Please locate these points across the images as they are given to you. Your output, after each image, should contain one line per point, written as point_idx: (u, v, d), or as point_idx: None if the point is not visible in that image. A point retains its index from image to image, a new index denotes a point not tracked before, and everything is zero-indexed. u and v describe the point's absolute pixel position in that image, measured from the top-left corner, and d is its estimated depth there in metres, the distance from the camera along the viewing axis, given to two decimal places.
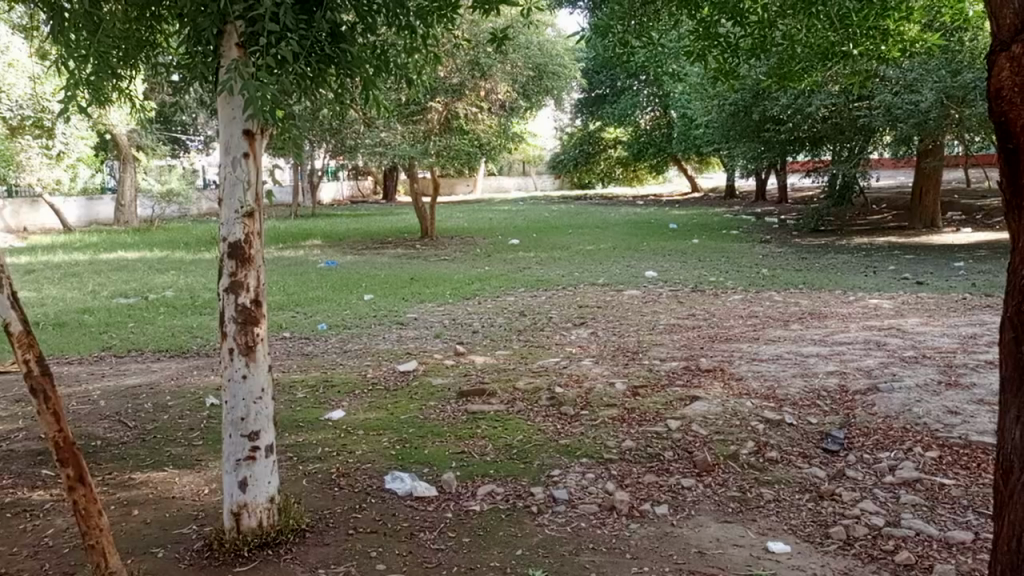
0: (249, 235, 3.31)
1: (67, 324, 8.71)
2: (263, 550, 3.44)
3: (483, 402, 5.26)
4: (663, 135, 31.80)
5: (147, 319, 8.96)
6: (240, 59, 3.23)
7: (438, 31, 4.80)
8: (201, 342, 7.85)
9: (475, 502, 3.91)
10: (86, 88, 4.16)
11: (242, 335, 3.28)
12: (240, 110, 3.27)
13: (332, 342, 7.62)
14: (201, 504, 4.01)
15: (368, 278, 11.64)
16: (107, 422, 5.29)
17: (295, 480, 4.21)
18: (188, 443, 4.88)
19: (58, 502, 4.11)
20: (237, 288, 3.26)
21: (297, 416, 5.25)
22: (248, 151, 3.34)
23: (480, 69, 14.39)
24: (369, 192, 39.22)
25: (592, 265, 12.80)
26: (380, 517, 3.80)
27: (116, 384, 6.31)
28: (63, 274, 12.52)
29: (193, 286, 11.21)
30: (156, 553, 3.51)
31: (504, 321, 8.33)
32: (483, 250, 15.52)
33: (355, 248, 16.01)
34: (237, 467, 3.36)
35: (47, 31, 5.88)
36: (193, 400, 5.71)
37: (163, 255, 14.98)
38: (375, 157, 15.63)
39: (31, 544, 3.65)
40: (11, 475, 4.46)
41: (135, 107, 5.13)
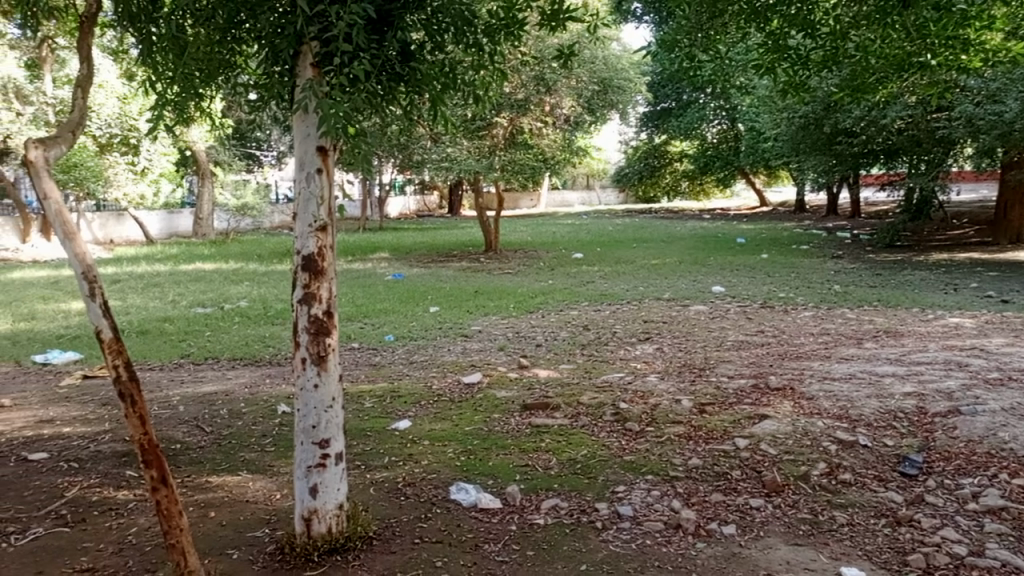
0: (322, 248, 3.42)
1: (149, 332, 9.11)
2: (331, 557, 3.51)
3: (546, 416, 5.27)
4: (731, 148, 31.40)
5: (222, 328, 9.31)
6: (315, 78, 3.38)
7: (505, 49, 4.84)
8: (273, 351, 8.11)
9: (539, 516, 3.91)
10: (170, 107, 4.43)
11: (314, 345, 3.38)
12: (315, 127, 3.40)
13: (398, 353, 7.77)
14: (274, 508, 4.13)
15: (433, 291, 11.81)
16: (185, 426, 5.50)
17: (362, 489, 4.29)
18: (260, 449, 5.04)
19: (141, 502, 4.30)
20: (311, 299, 3.38)
21: (363, 425, 5.35)
22: (321, 167, 3.46)
23: (544, 85, 14.47)
24: (435, 206, 39.75)
25: (656, 280, 12.68)
26: (445, 527, 3.83)
27: (193, 390, 6.56)
28: (147, 284, 13.12)
29: (266, 297, 11.57)
30: (231, 555, 3.62)
31: (567, 335, 8.32)
32: (547, 264, 15.51)
33: (421, 261, 16.31)
34: (307, 473, 3.45)
35: (135, 54, 6.27)
36: (265, 408, 5.91)
37: (237, 267, 15.57)
38: (440, 172, 15.79)
39: (117, 541, 3.83)
40: (98, 475, 4.67)
41: (213, 126, 5.40)
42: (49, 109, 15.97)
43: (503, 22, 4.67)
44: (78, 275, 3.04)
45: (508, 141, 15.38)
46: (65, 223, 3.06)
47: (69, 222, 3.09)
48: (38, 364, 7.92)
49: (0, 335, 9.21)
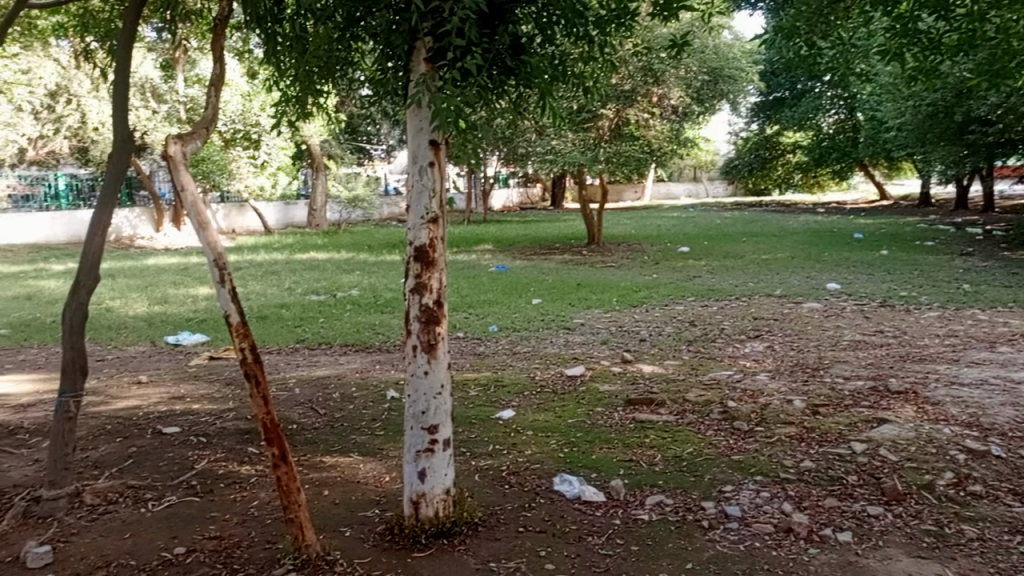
0: (433, 239, 3.50)
1: (269, 317, 9.61)
2: (438, 540, 3.60)
3: (651, 411, 5.21)
4: (849, 139, 29.86)
5: (335, 315, 9.71)
6: (429, 73, 3.47)
7: (615, 40, 4.80)
8: (382, 338, 8.39)
9: (644, 511, 3.88)
10: (294, 104, 4.70)
11: (424, 333, 3.48)
12: (427, 121, 3.48)
13: (502, 343, 7.87)
14: (384, 490, 4.28)
15: (537, 283, 11.86)
16: (301, 408, 5.78)
17: (467, 475, 4.37)
18: (370, 432, 5.23)
19: (262, 478, 4.56)
20: (422, 289, 3.47)
21: (468, 413, 5.45)
22: (433, 160, 3.55)
23: (652, 76, 14.23)
24: (538, 199, 39.82)
25: (766, 275, 12.26)
26: (549, 517, 3.86)
27: (309, 374, 6.89)
28: (265, 272, 13.82)
29: (375, 286, 11.97)
30: (344, 532, 3.78)
31: (672, 331, 8.19)
32: (652, 257, 15.27)
33: (524, 253, 16.43)
34: (416, 458, 3.55)
35: (257, 53, 6.64)
36: (375, 393, 6.14)
37: (348, 257, 16.16)
38: (545, 165, 15.81)
39: (241, 512, 4.08)
40: (224, 449, 4.99)
41: (329, 119, 5.66)
42: (181, 107, 17.11)
43: (614, 12, 4.63)
44: (210, 262, 3.24)
45: (614, 133, 15.21)
46: (199, 213, 3.27)
47: (203, 212, 3.30)
48: (170, 345, 8.51)
49: (138, 316, 9.96)
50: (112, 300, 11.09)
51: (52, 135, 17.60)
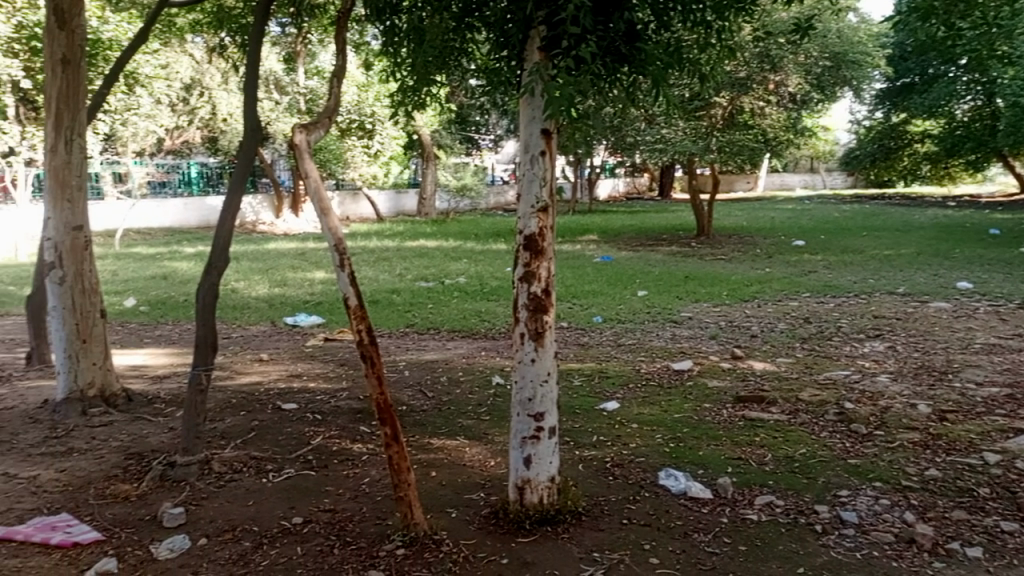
0: (543, 229, 3.52)
1: (380, 302, 9.94)
2: (543, 527, 3.64)
3: (761, 410, 5.06)
4: (986, 127, 27.67)
5: (443, 301, 9.93)
6: (543, 62, 3.48)
7: (735, 25, 4.64)
8: (488, 325, 8.52)
9: (753, 511, 3.77)
10: (411, 95, 4.83)
11: (532, 321, 3.51)
12: (540, 110, 3.50)
13: (607, 335, 7.82)
14: (489, 474, 4.36)
15: (643, 275, 11.70)
16: (410, 390, 5.96)
17: (571, 464, 4.38)
18: (476, 417, 5.34)
19: (373, 456, 4.74)
20: (531, 278, 3.50)
21: (573, 402, 5.46)
22: (545, 149, 3.56)
23: (770, 62, 13.70)
24: (645, 189, 39.19)
25: (889, 272, 11.60)
26: (654, 511, 3.82)
27: (417, 357, 7.09)
28: (377, 258, 14.28)
29: (482, 274, 12.14)
30: (450, 513, 3.87)
31: (785, 327, 7.90)
32: (763, 251, 14.75)
33: (630, 244, 16.25)
34: (522, 445, 3.59)
35: (376, 44, 6.88)
36: (481, 379, 6.26)
37: (455, 245, 16.45)
38: (654, 154, 15.54)
39: (353, 488, 4.25)
40: (338, 427, 5.21)
41: (444, 109, 5.80)
42: (301, 98, 17.91)
43: None
44: (330, 247, 3.39)
45: (727, 122, 14.75)
46: (322, 199, 3.42)
47: (325, 198, 3.45)
48: (288, 325, 8.96)
49: (260, 298, 10.52)
50: (237, 282, 11.77)
51: (186, 126, 18.80)
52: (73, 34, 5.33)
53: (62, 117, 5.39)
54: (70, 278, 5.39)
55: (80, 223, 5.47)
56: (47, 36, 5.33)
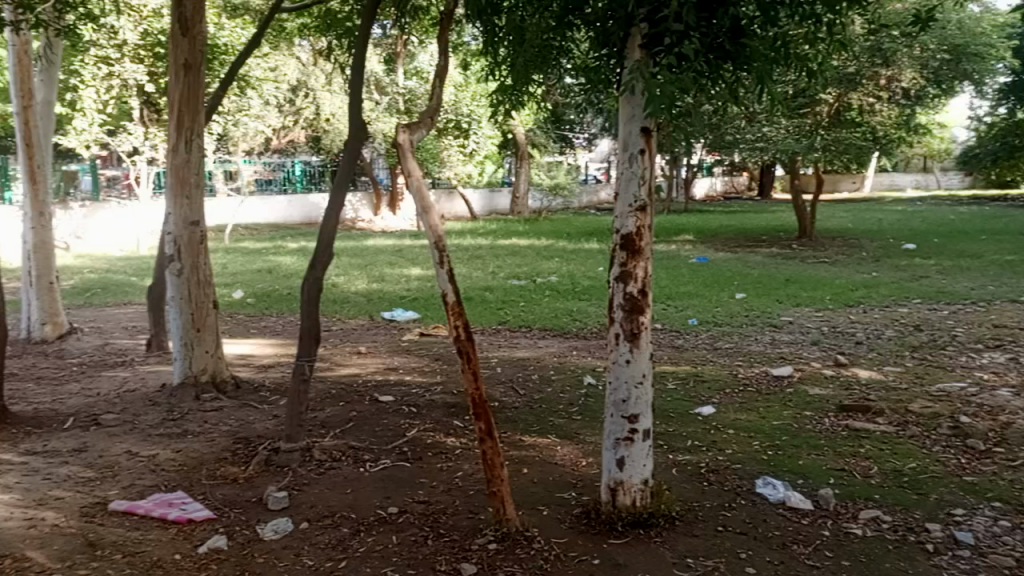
0: (640, 228, 3.48)
1: (474, 299, 10.07)
2: (635, 530, 3.60)
3: (867, 420, 4.84)
4: None
5: (535, 300, 9.97)
6: (644, 60, 3.44)
7: (847, 16, 4.44)
8: (580, 325, 8.49)
9: (857, 526, 3.62)
10: (511, 95, 4.87)
11: (628, 322, 3.48)
12: (640, 109, 3.46)
13: (702, 338, 7.66)
14: (580, 474, 4.35)
15: (740, 277, 11.37)
16: (502, 387, 6.01)
17: (665, 468, 4.31)
18: (568, 416, 5.34)
19: (466, 450, 4.81)
20: (627, 278, 3.47)
21: (667, 406, 5.38)
22: (644, 148, 3.52)
23: (882, 56, 13.02)
24: (743, 188, 38.07)
25: (1011, 279, 10.83)
26: (750, 520, 3.72)
27: (510, 355, 7.15)
28: (471, 256, 14.46)
29: (574, 273, 12.11)
30: (542, 511, 3.89)
31: (894, 335, 7.52)
32: (871, 254, 14.07)
33: (727, 245, 15.84)
34: (615, 446, 3.57)
35: (475, 43, 6.98)
36: (573, 378, 6.26)
37: (548, 244, 16.47)
38: (754, 153, 15.09)
39: (446, 481, 4.33)
40: (432, 420, 5.32)
41: (541, 108, 5.82)
42: (400, 98, 18.38)
43: None
44: (430, 245, 3.47)
45: (834, 119, 14.15)
46: (423, 198, 3.50)
47: (426, 197, 3.52)
48: (386, 320, 9.21)
49: (359, 292, 10.86)
50: (338, 277, 12.18)
51: (291, 126, 19.60)
52: (195, 40, 5.65)
53: (182, 119, 5.70)
54: (186, 271, 5.71)
55: (197, 219, 5.79)
56: (172, 42, 5.67)
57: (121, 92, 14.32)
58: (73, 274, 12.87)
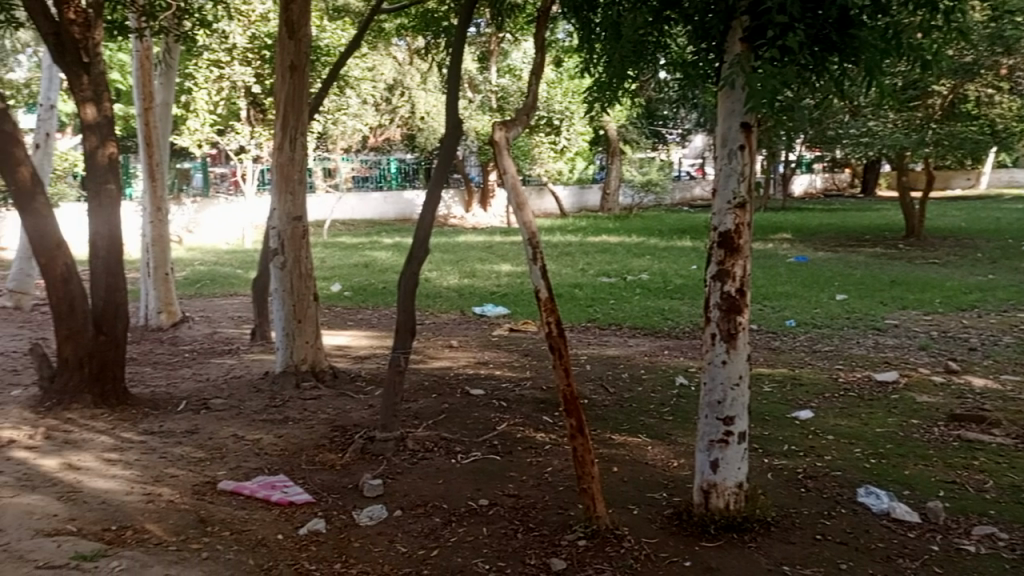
0: (739, 226, 3.40)
1: (564, 296, 10.08)
2: (728, 533, 3.53)
3: (980, 432, 4.57)
4: None
5: (625, 298, 9.88)
6: (745, 54, 3.36)
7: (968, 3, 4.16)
8: (671, 324, 8.36)
9: (969, 542, 3.43)
10: (605, 92, 4.84)
11: (724, 322, 3.41)
12: (741, 104, 3.38)
13: (800, 340, 7.40)
14: (672, 475, 4.31)
15: (841, 277, 10.92)
16: (592, 384, 6.00)
17: (760, 472, 4.20)
18: (659, 416, 5.28)
19: (555, 446, 4.84)
20: (724, 277, 3.40)
21: (762, 408, 5.24)
22: (744, 143, 3.44)
23: (1003, 45, 11.96)
24: (845, 185, 36.48)
25: None
26: (851, 529, 3.58)
27: (600, 352, 7.12)
28: (560, 253, 14.46)
29: (666, 271, 11.92)
30: (632, 509, 3.86)
31: (1012, 341, 7.05)
32: (986, 255, 13.23)
33: (827, 245, 15.23)
34: (709, 448, 3.50)
35: (570, 38, 6.94)
36: (664, 378, 6.18)
37: (638, 241, 16.28)
38: (858, 149, 14.44)
39: (536, 476, 4.37)
40: (522, 415, 5.37)
41: (637, 103, 5.75)
42: (493, 96, 18.56)
43: None
44: (524, 241, 3.50)
45: (947, 112, 13.36)
46: (518, 195, 3.53)
47: (521, 194, 3.56)
48: (476, 315, 9.34)
49: (451, 288, 11.05)
50: (430, 272, 12.43)
51: (388, 124, 20.09)
52: (301, 42, 5.87)
53: (288, 119, 5.94)
54: (289, 264, 5.96)
55: (299, 214, 6.03)
56: (279, 44, 5.92)
57: (230, 94, 15.04)
58: (185, 266, 13.63)
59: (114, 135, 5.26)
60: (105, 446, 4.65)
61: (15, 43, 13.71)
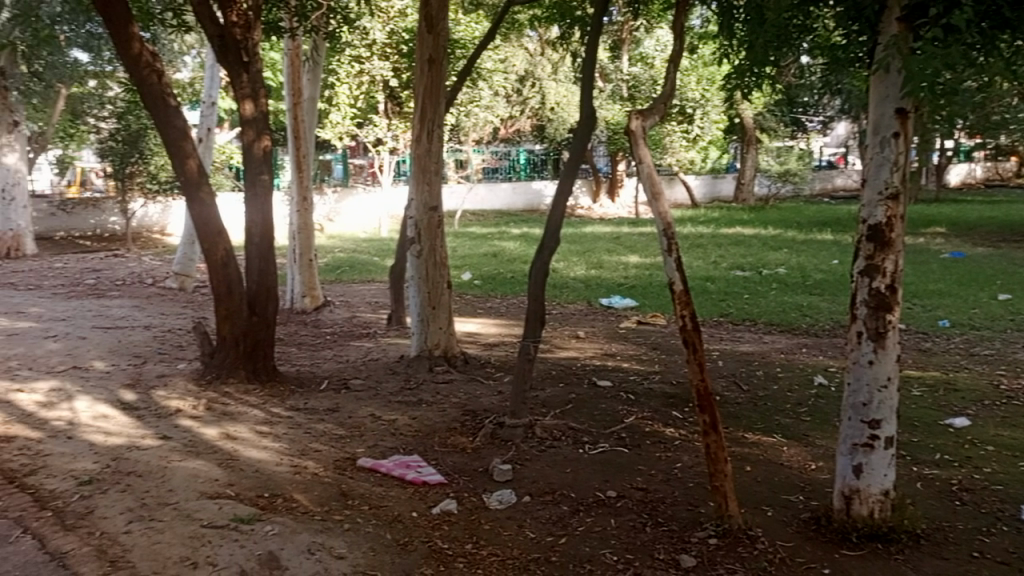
0: (891, 219, 3.20)
1: (695, 289, 9.83)
2: (872, 543, 3.35)
3: None
4: None
5: (760, 293, 9.51)
6: (902, 34, 3.14)
7: None
8: (810, 322, 7.98)
9: None
10: (746, 79, 4.67)
11: (872, 320, 3.23)
12: (896, 88, 3.17)
13: (955, 342, 6.87)
14: (809, 478, 4.13)
15: (1005, 275, 10.03)
16: (724, 380, 5.84)
17: (908, 480, 3.96)
18: (795, 417, 5.07)
19: (685, 442, 4.76)
20: (873, 272, 3.22)
21: (911, 413, 4.92)
22: (899, 131, 3.23)
23: None
24: (1010, 175, 33.37)
25: None
26: (1014, 549, 3.32)
27: (732, 348, 6.90)
28: (691, 245, 14.11)
29: (804, 266, 11.38)
30: (766, 511, 3.74)
31: None
32: None
33: (989, 239, 14.00)
34: (853, 451, 3.33)
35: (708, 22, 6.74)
36: (801, 377, 5.92)
37: (775, 233, 15.60)
38: None
39: (665, 471, 4.31)
40: (651, 409, 5.31)
41: (778, 89, 5.52)
42: (623, 85, 18.35)
43: None
44: (659, 232, 3.45)
45: None
46: (653, 185, 3.49)
47: (656, 184, 3.51)
48: (603, 307, 9.29)
49: (578, 278, 11.06)
50: (558, 262, 12.49)
51: (518, 115, 20.29)
52: (439, 36, 6.03)
53: (425, 112, 6.13)
54: (425, 252, 6.17)
55: (435, 205, 6.21)
56: (418, 39, 6.10)
57: (369, 88, 15.68)
58: (327, 253, 14.38)
59: (269, 129, 5.62)
60: (257, 419, 5.01)
61: (181, 45, 14.92)
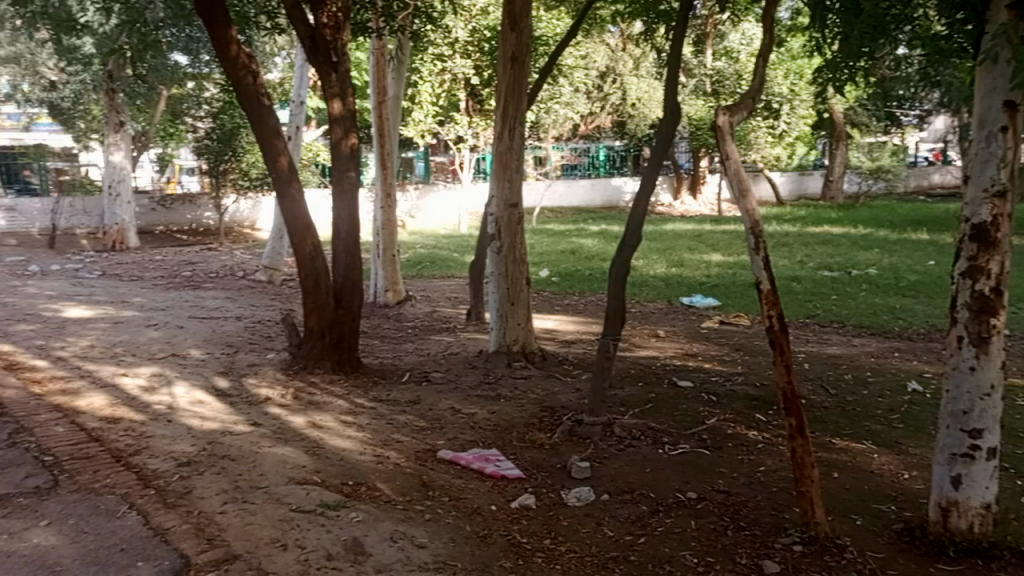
0: (997, 218, 3.04)
1: (780, 289, 9.56)
2: (971, 558, 3.19)
3: None
4: None
5: (849, 293, 9.17)
6: (1011, 23, 2.97)
7: None
8: (903, 325, 7.64)
9: None
10: (839, 72, 4.51)
11: (974, 324, 3.08)
12: (1005, 80, 3.00)
13: None
14: (902, 487, 3.97)
15: None
16: (811, 383, 5.66)
17: (1012, 495, 3.75)
18: (887, 423, 4.87)
19: (768, 445, 4.65)
20: (976, 273, 3.07)
21: (1015, 424, 4.65)
22: (1008, 126, 3.05)
23: None
24: None
25: None
26: None
27: (819, 350, 6.69)
28: (776, 243, 13.71)
29: (897, 266, 10.90)
30: (856, 519, 3.61)
31: None
32: None
33: None
34: (951, 461, 3.18)
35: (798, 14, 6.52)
36: (893, 382, 5.68)
37: (866, 232, 14.99)
38: None
39: (748, 474, 4.22)
40: (733, 411, 5.20)
41: (872, 82, 5.31)
42: (707, 80, 17.99)
43: None
44: (746, 230, 3.37)
45: None
46: (741, 182, 3.41)
47: (744, 181, 3.43)
48: (684, 305, 9.15)
49: (659, 276, 10.93)
50: (638, 259, 12.36)
51: (598, 112, 20.16)
52: (521, 33, 6.05)
53: (507, 109, 6.17)
54: (505, 248, 6.21)
55: (515, 201, 6.24)
56: (501, 36, 6.15)
57: (451, 86, 15.90)
58: (408, 249, 14.67)
59: (356, 127, 5.77)
60: (342, 409, 5.16)
61: (272, 45, 15.48)
